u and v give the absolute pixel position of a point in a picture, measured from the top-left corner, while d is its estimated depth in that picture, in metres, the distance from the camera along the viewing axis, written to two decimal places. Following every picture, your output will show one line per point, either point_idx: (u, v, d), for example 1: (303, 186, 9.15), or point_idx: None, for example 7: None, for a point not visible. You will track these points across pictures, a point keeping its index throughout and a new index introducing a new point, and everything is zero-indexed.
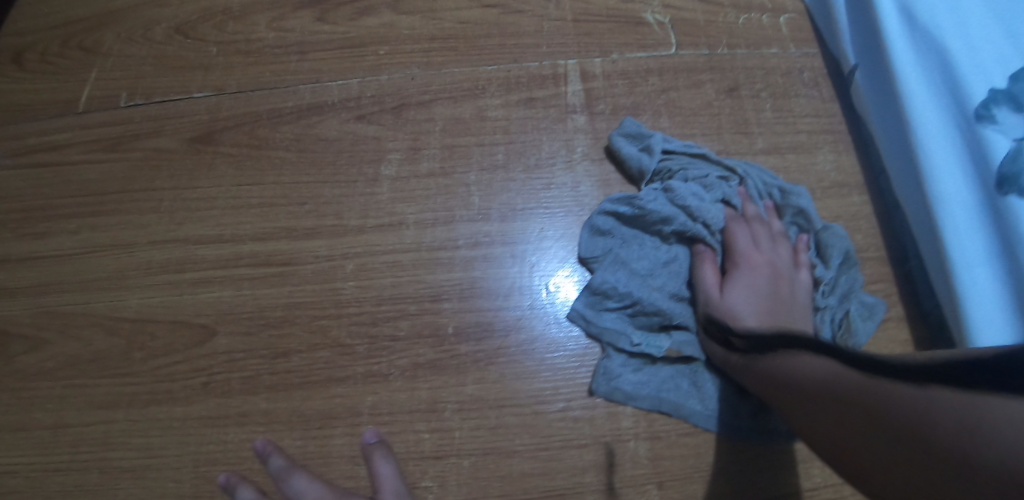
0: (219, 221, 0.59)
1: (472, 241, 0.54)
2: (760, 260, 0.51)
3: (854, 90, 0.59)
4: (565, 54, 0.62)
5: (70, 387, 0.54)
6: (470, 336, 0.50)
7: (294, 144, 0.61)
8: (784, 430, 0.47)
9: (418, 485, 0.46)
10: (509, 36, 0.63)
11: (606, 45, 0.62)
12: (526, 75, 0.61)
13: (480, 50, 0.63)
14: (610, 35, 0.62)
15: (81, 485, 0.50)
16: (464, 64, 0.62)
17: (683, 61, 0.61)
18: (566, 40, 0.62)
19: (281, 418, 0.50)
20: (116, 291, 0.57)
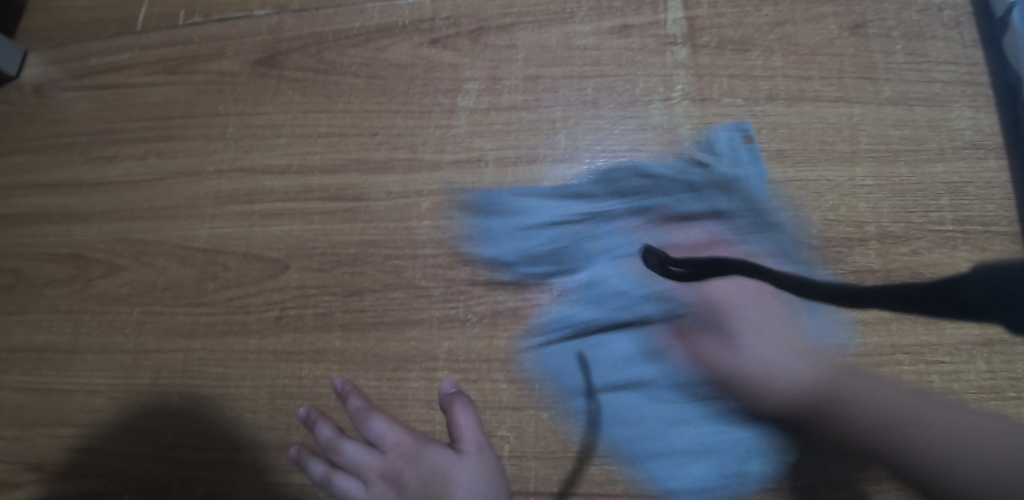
0: (287, 149, 0.56)
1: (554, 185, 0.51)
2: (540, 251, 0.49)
3: (1008, 34, 0.51)
4: None
5: (145, 313, 0.54)
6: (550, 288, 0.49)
7: (363, 70, 0.57)
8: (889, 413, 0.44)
9: (494, 434, 0.46)
10: None
11: None
12: None
13: None
14: None
15: (162, 409, 0.51)
16: None
17: None
18: None
19: (356, 358, 0.49)
20: (186, 220, 0.56)
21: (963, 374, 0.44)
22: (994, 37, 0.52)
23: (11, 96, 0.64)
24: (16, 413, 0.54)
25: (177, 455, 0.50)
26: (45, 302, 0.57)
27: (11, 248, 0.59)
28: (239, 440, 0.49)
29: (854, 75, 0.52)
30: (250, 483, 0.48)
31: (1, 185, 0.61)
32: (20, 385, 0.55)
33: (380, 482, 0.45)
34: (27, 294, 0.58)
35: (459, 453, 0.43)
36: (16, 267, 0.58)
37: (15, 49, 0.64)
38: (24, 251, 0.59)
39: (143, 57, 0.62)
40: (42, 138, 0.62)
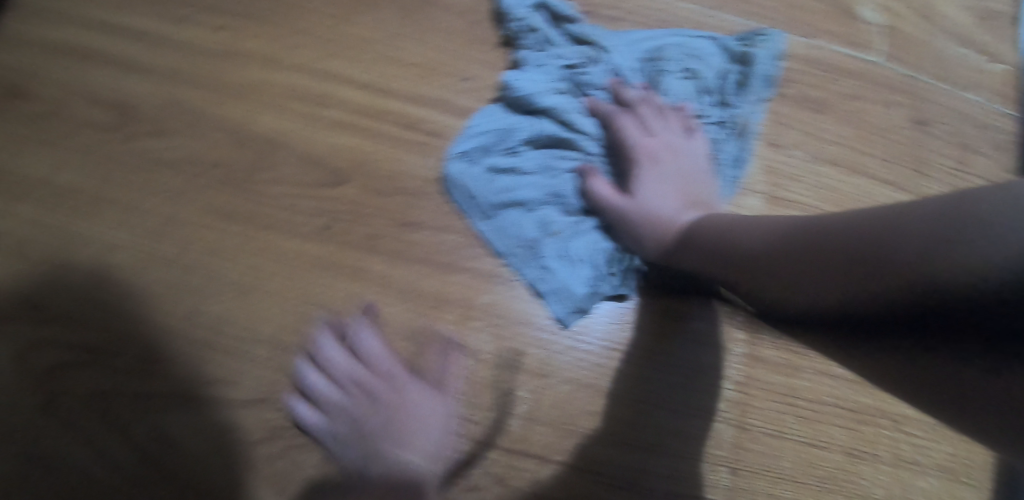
0: (372, 67, 0.55)
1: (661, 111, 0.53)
2: (640, 151, 0.52)
3: None
4: (771, 22, 0.59)
5: (187, 183, 0.54)
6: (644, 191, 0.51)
7: (468, 15, 0.57)
8: (849, 462, 0.50)
9: (510, 392, 0.49)
10: None
11: (815, 29, 0.60)
12: (725, 28, 0.58)
13: None
14: (821, 20, 0.60)
15: (186, 281, 0.51)
16: None
17: (886, 73, 0.59)
18: (775, 10, 0.60)
19: (395, 286, 0.50)
20: (250, 104, 0.55)
21: (923, 448, 0.51)
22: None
23: None
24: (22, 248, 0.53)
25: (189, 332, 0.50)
26: (80, 142, 0.56)
27: (53, 77, 0.57)
28: (258, 333, 0.49)
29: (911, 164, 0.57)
30: (258, 381, 0.49)
31: (64, 11, 0.59)
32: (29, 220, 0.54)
33: (371, 401, 0.49)
34: (60, 126, 0.56)
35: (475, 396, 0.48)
36: (56, 97, 0.57)
37: None
38: (69, 85, 0.57)
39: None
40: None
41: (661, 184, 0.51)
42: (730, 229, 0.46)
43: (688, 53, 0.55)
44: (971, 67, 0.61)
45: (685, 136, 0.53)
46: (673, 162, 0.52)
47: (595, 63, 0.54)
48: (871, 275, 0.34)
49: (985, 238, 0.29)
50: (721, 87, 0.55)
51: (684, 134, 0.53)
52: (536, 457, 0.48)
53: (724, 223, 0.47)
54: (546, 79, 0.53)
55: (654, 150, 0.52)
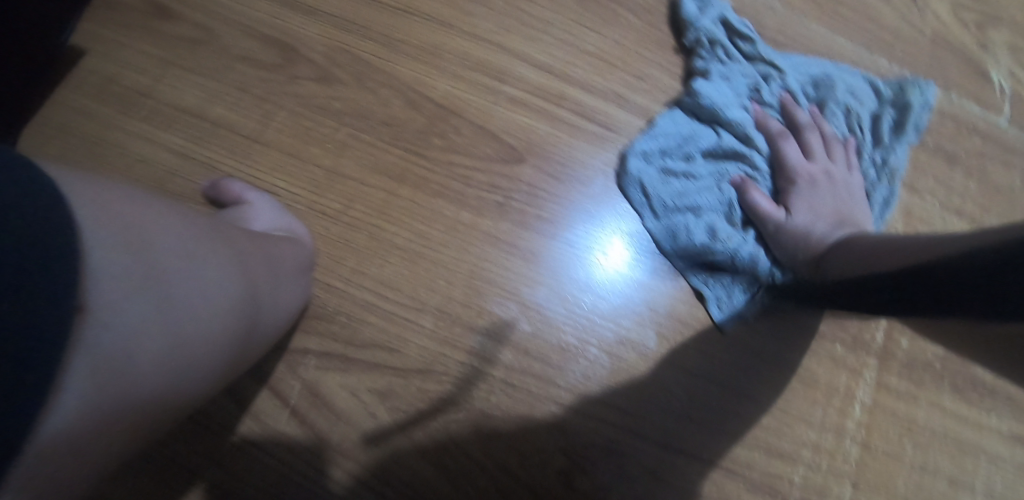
0: (551, 50, 0.55)
1: (823, 143, 0.56)
2: (803, 174, 0.54)
3: None
4: (914, 69, 0.61)
5: (352, 137, 0.53)
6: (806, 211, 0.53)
7: (644, 13, 0.57)
8: (961, 491, 0.53)
9: (666, 392, 0.51)
10: (870, 20, 0.62)
11: (950, 81, 0.63)
12: (874, 69, 0.60)
13: (842, 20, 0.61)
14: (957, 74, 0.63)
15: (347, 240, 0.51)
16: (825, 25, 0.60)
17: (1005, 134, 0.63)
18: (919, 57, 0.62)
19: (568, 275, 0.51)
20: (426, 66, 0.54)
21: None
22: None
23: None
24: (167, 178, 0.53)
25: (346, 289, 0.50)
26: (236, 76, 0.55)
27: (213, 4, 0.57)
28: (424, 302, 0.50)
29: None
30: (417, 347, 0.49)
31: None
32: (178, 150, 0.54)
33: (540, 381, 0.49)
34: (216, 60, 0.55)
35: (638, 389, 0.50)
36: (211, 26, 0.56)
37: None
38: (230, 17, 0.56)
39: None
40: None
41: (824, 205, 0.53)
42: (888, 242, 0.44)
43: (848, 90, 0.58)
44: None
45: (844, 165, 0.55)
46: (835, 189, 0.54)
47: (765, 84, 0.56)
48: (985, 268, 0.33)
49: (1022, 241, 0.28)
50: (876, 127, 0.58)
51: (843, 165, 0.55)
52: (689, 452, 0.50)
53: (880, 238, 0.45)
54: (724, 93, 0.55)
55: (817, 175, 0.54)
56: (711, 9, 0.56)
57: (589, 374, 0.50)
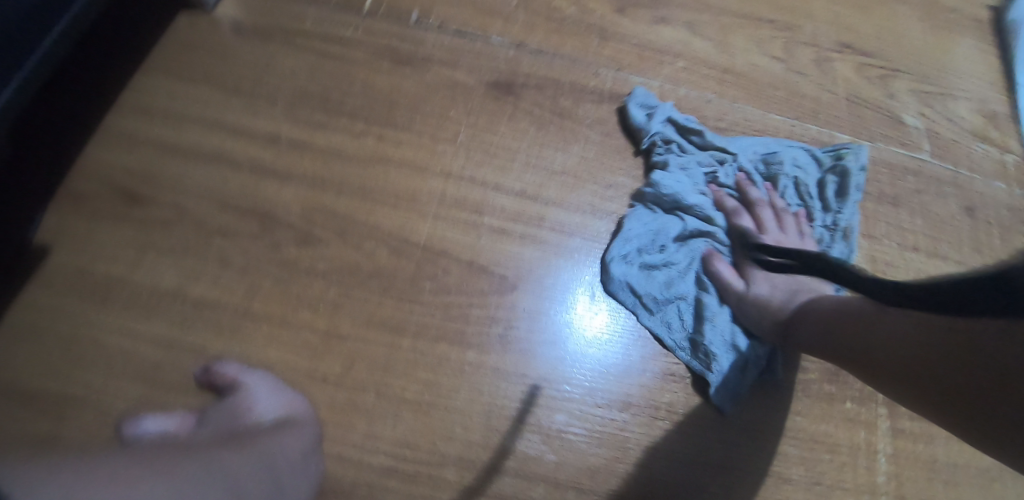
0: (520, 177, 0.59)
1: (777, 213, 0.58)
2: (757, 245, 0.56)
3: None
4: (838, 128, 0.62)
5: (346, 294, 0.55)
6: (763, 280, 0.54)
7: (598, 124, 0.62)
8: None
9: (701, 488, 0.52)
10: (791, 91, 0.64)
11: (873, 132, 0.62)
12: (803, 137, 0.62)
13: (768, 97, 0.63)
14: (876, 124, 0.62)
15: (354, 404, 0.51)
16: (754, 106, 0.63)
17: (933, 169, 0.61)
18: (839, 117, 0.63)
19: (581, 392, 0.53)
20: (406, 212, 0.58)
21: None
22: None
23: (221, 31, 0.64)
24: (150, 369, 0.52)
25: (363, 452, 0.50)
26: (217, 253, 0.56)
27: (176, 182, 0.57)
28: (444, 454, 0.50)
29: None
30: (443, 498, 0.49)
31: (194, 117, 0.60)
32: (160, 339, 0.53)
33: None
34: (192, 235, 0.56)
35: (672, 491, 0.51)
36: (181, 202, 0.57)
37: None
38: (198, 195, 0.57)
39: (369, 39, 0.65)
40: (240, 77, 0.62)
41: (782, 276, 0.54)
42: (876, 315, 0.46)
43: (797, 160, 0.61)
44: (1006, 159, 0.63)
45: (801, 233, 0.57)
46: None
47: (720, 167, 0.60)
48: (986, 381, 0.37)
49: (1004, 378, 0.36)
50: (824, 193, 0.60)
51: (797, 234, 0.57)
52: None
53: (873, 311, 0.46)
54: (683, 182, 0.59)
55: (773, 248, 0.56)
56: (662, 107, 0.61)
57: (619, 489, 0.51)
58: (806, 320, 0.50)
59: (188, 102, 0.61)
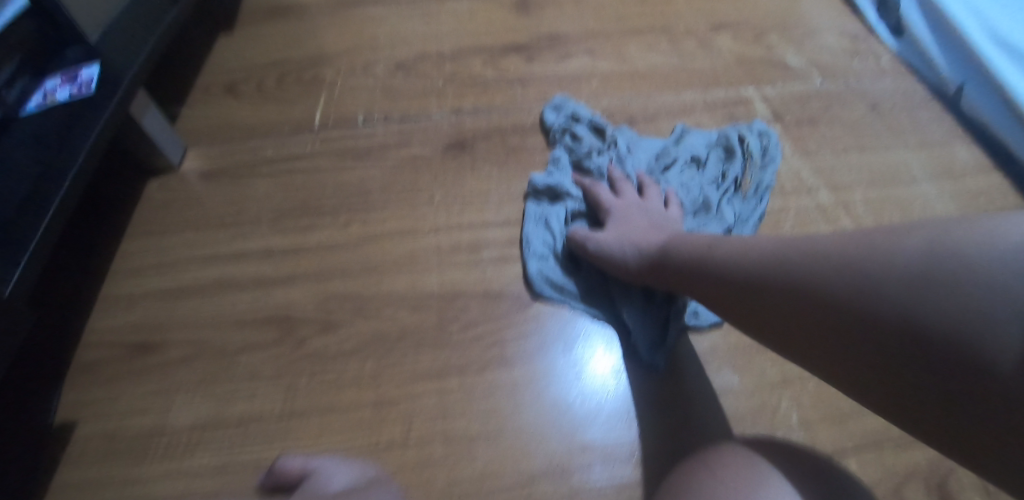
0: (501, 211, 0.64)
1: (647, 177, 0.63)
2: (619, 203, 0.60)
3: (965, 105, 0.68)
4: (742, 84, 0.72)
5: (383, 363, 0.55)
6: (616, 225, 0.58)
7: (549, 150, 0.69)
8: None
9: (775, 413, 0.53)
10: (694, 72, 0.74)
11: (770, 78, 0.72)
12: (719, 99, 0.71)
13: (677, 82, 0.73)
14: (769, 72, 0.73)
15: (427, 458, 0.51)
16: (669, 92, 0.72)
17: (829, 89, 0.71)
18: (739, 76, 0.73)
19: (631, 367, 0.55)
20: (411, 272, 0.60)
21: None
22: (955, 110, 0.68)
23: (189, 183, 0.69)
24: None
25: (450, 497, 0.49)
26: (245, 368, 0.56)
27: (185, 320, 0.59)
28: (531, 471, 0.50)
29: (932, 115, 0.68)
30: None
31: (187, 259, 0.63)
32: (213, 468, 0.51)
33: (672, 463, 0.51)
34: (214, 363, 0.56)
35: (749, 422, 0.53)
36: (195, 337, 0.58)
37: (179, 142, 0.71)
38: (211, 324, 0.58)
39: (327, 149, 0.71)
40: (219, 216, 0.66)
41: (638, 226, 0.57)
42: (852, 268, 0.38)
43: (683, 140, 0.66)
44: (881, 61, 0.73)
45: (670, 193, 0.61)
46: (651, 208, 0.59)
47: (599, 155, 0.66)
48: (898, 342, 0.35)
49: (963, 299, 0.33)
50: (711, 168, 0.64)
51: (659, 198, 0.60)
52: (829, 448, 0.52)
53: (846, 265, 0.38)
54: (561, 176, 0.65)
55: (621, 209, 0.59)
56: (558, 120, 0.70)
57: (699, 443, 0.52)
58: (666, 258, 0.52)
59: (177, 249, 0.64)
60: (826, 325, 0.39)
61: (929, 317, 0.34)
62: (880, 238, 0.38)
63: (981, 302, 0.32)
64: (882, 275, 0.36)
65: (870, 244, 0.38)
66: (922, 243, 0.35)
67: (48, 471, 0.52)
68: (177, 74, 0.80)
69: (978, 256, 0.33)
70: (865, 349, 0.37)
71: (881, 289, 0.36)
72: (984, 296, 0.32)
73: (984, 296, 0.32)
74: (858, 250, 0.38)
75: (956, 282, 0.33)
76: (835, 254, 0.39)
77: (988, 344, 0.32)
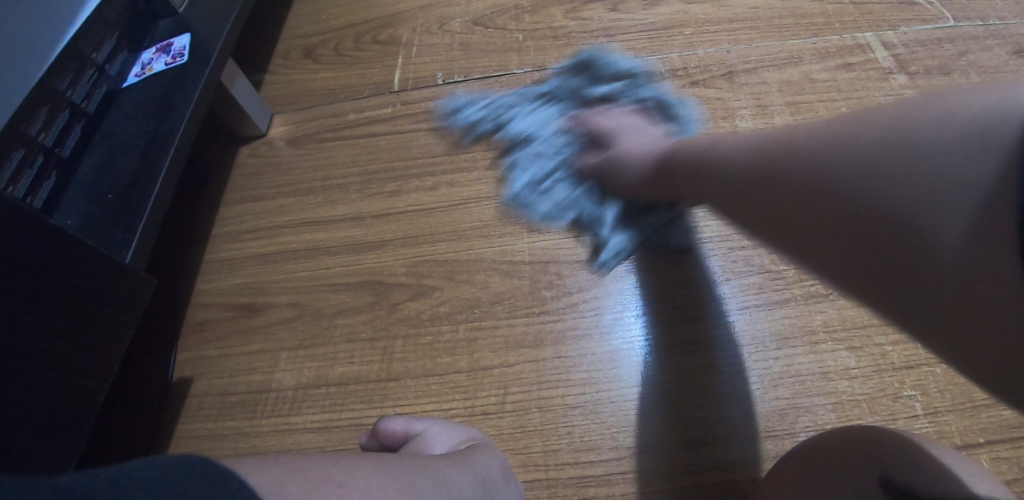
0: None
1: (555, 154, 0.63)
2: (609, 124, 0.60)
3: None
4: (859, 29, 0.65)
5: (475, 329, 0.55)
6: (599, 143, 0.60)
7: (640, 106, 0.64)
8: None
9: (903, 395, 0.48)
10: (800, 16, 0.67)
11: (892, 20, 0.65)
12: (832, 46, 0.64)
13: (782, 28, 0.67)
14: (892, 13, 0.66)
15: (522, 427, 0.50)
16: (773, 39, 0.66)
17: (964, 30, 0.63)
18: (854, 19, 0.66)
19: (738, 342, 0.52)
20: (502, 237, 0.59)
21: None
22: None
23: (278, 150, 0.70)
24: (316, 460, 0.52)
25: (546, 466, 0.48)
26: (341, 331, 0.57)
27: (283, 283, 0.61)
28: (629, 446, 0.48)
29: None
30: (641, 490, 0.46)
31: (279, 225, 0.65)
32: (316, 427, 0.53)
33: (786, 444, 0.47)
34: (314, 325, 0.58)
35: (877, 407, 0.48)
36: (294, 300, 0.60)
37: (266, 111, 0.72)
38: (307, 288, 0.60)
39: (408, 111, 0.70)
40: (307, 182, 0.67)
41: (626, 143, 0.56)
42: (842, 135, 0.32)
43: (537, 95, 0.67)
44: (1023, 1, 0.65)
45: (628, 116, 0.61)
46: (627, 130, 0.58)
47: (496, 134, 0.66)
48: (841, 186, 0.31)
49: (902, 172, 0.29)
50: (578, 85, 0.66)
51: (617, 112, 0.61)
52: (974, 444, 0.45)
53: (820, 141, 0.34)
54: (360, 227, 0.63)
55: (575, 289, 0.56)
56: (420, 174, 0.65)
57: (818, 424, 0.48)
58: (653, 169, 0.50)
59: (270, 215, 0.66)
60: (790, 197, 0.35)
61: (886, 201, 0.29)
62: (846, 122, 0.33)
63: (932, 165, 0.28)
64: (847, 147, 0.32)
65: (898, 114, 0.30)
66: (877, 117, 0.31)
67: (170, 422, 0.55)
68: (260, 41, 0.81)
69: (925, 126, 0.28)
70: (816, 226, 0.33)
71: (836, 162, 0.32)
72: (916, 168, 0.28)
73: (907, 175, 0.28)
74: (843, 120, 0.33)
75: (894, 162, 0.29)
76: (815, 144, 0.34)
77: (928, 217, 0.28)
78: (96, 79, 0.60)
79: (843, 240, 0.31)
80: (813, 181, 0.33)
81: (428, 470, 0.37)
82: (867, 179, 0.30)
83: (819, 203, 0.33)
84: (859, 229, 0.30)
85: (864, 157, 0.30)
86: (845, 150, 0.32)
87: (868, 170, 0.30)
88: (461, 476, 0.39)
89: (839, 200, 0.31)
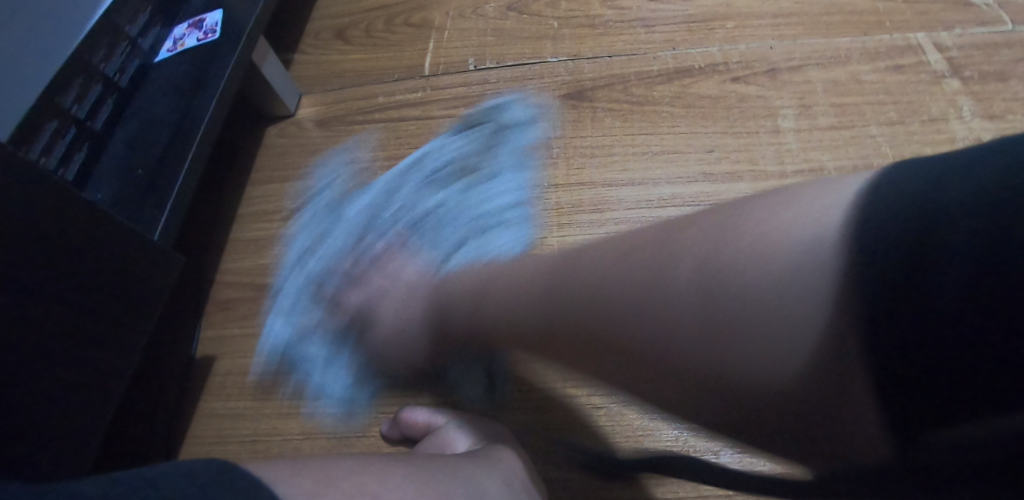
0: (626, 166, 0.60)
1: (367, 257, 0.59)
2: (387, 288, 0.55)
3: None
4: (911, 29, 0.63)
5: None
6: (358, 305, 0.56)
7: (678, 101, 0.63)
8: None
9: None
10: (849, 13, 0.65)
11: (947, 22, 0.62)
12: (882, 46, 0.62)
13: (829, 25, 0.64)
14: (947, 14, 0.63)
15: (547, 425, 0.51)
16: (820, 36, 0.64)
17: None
18: (906, 19, 0.63)
19: None
20: (531, 229, 0.58)
21: None
22: None
23: (307, 131, 0.69)
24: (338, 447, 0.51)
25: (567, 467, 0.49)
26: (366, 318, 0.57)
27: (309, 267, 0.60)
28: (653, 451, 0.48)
29: None
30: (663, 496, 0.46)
31: (307, 207, 0.64)
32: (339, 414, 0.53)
33: None
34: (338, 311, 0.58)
35: None
36: None
37: (295, 90, 0.72)
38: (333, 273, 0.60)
39: (438, 97, 0.69)
40: (335, 165, 0.66)
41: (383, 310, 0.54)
42: (725, 285, 0.30)
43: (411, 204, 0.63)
44: None
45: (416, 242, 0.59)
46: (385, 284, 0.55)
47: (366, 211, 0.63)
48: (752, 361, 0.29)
49: (827, 335, 0.26)
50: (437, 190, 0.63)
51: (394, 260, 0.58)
52: None
53: (692, 288, 0.31)
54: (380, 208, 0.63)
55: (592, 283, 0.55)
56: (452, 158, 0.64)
57: None
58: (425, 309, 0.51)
59: (298, 197, 0.65)
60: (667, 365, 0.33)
61: (801, 370, 0.27)
62: (717, 262, 0.30)
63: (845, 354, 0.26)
64: (736, 301, 0.29)
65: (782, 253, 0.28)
66: (759, 262, 0.29)
67: (193, 401, 0.55)
68: (291, 19, 0.80)
69: (798, 269, 0.27)
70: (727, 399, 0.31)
71: (733, 307, 0.29)
72: (827, 343, 0.26)
73: (787, 337, 0.28)
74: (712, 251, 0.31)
75: (787, 320, 0.27)
76: (683, 296, 0.31)
77: (779, 363, 0.28)
78: (129, 53, 0.59)
79: (744, 403, 0.30)
80: (711, 350, 0.30)
81: (455, 473, 0.36)
82: (779, 355, 0.28)
83: (726, 381, 0.30)
84: (802, 397, 0.28)
85: (768, 325, 0.28)
86: (731, 317, 0.29)
87: (795, 341, 0.27)
88: (489, 480, 0.38)
89: (757, 376, 0.29)
